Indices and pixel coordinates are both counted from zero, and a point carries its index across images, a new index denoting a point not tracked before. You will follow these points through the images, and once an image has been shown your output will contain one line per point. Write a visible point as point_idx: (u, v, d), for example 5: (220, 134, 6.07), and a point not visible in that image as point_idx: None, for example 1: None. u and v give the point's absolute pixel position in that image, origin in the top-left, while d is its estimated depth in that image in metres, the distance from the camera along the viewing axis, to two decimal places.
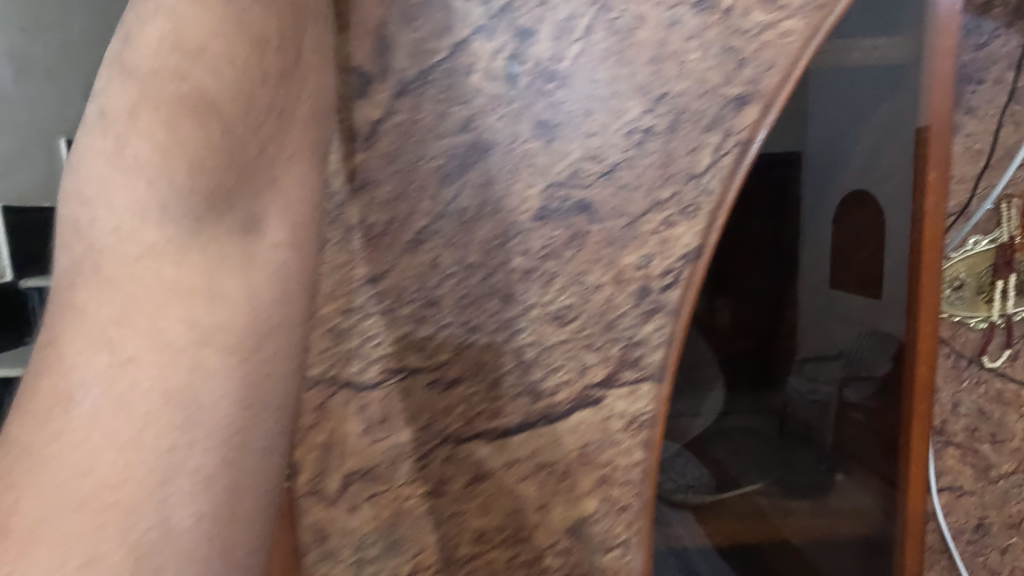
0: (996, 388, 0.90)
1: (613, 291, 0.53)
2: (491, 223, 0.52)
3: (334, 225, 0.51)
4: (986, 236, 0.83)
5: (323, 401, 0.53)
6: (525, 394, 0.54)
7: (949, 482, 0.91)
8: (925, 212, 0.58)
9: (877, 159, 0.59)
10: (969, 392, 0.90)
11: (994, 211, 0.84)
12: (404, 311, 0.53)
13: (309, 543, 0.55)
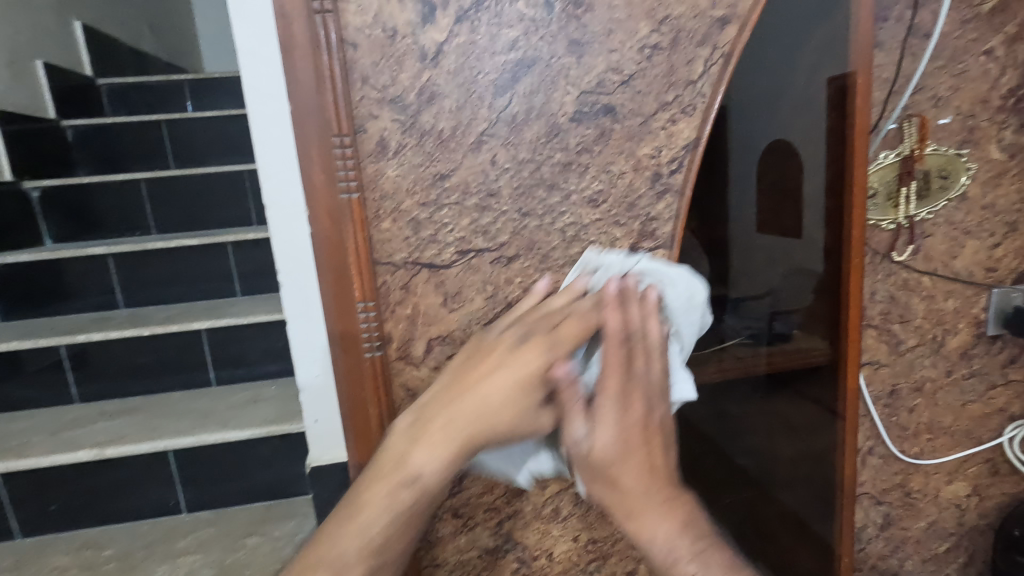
0: (903, 277, 1.09)
1: (633, 177, 0.67)
2: (537, 124, 0.64)
3: (410, 132, 0.62)
4: (894, 151, 1.03)
5: (409, 280, 0.66)
6: (569, 264, 0.68)
7: (884, 366, 1.13)
8: (857, 108, 0.73)
9: (824, 65, 0.74)
10: (883, 281, 1.09)
11: (898, 129, 1.02)
12: (471, 202, 0.65)
13: (402, 399, 0.69)
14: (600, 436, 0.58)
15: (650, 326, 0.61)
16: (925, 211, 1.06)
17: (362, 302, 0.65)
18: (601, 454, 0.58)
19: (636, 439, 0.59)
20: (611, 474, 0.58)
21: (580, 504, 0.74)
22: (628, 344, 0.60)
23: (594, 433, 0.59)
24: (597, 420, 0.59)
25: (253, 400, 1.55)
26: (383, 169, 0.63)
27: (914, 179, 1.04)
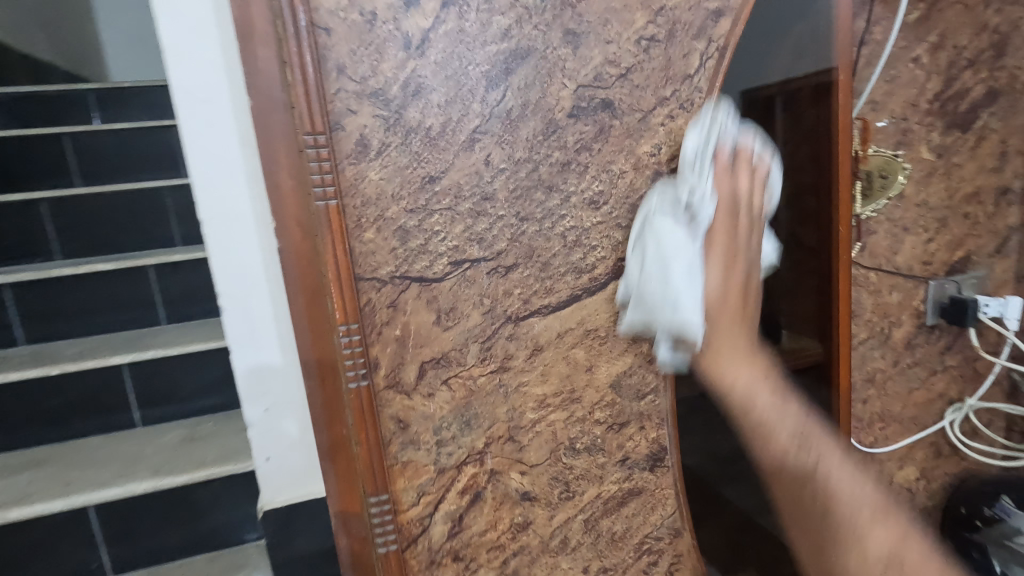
0: (862, 274, 1.12)
1: (634, 176, 0.63)
2: (533, 121, 0.59)
3: (394, 129, 0.55)
4: None
5: (397, 297, 0.58)
6: (570, 272, 0.63)
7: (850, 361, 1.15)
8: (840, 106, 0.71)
9: (804, 63, 0.69)
10: None
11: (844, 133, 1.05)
12: (464, 208, 0.58)
13: (392, 433, 0.60)
14: (712, 275, 0.60)
15: (758, 197, 0.63)
16: (871, 211, 1.09)
17: (345, 325, 0.57)
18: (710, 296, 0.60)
19: (738, 294, 0.61)
20: (747, 415, 0.56)
21: (590, 531, 0.69)
22: (743, 203, 0.62)
23: (708, 272, 0.60)
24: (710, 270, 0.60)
25: (187, 440, 1.38)
26: (364, 171, 0.55)
27: (859, 180, 1.06)
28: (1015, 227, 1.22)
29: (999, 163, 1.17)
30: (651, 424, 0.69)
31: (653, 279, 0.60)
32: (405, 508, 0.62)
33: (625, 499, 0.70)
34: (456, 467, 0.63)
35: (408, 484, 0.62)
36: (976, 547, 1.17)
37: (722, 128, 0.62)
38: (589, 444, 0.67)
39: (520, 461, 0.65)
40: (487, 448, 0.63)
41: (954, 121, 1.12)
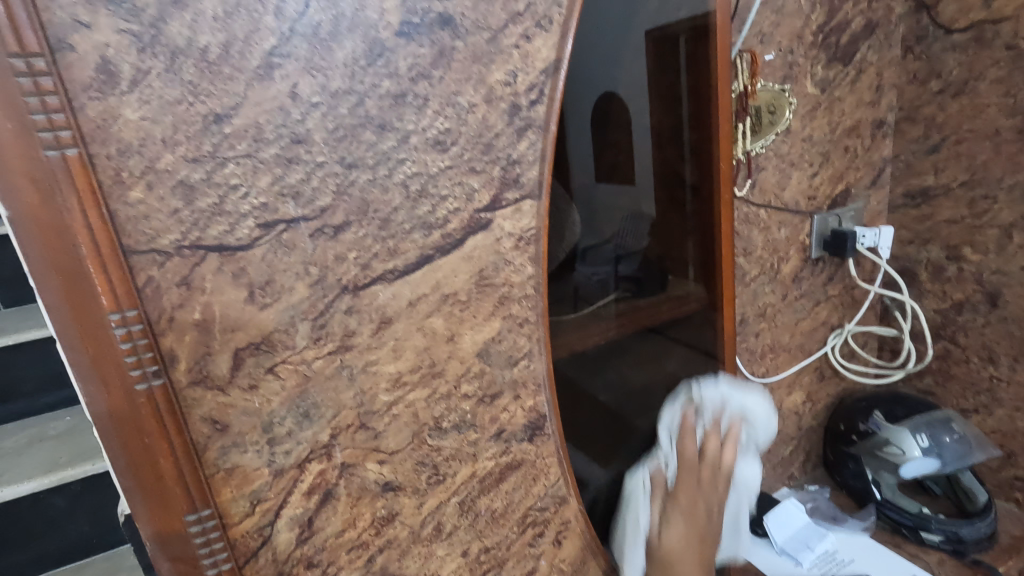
0: (755, 211, 1.10)
1: (486, 111, 0.53)
2: (351, 41, 0.47)
3: (152, 51, 0.41)
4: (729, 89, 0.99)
5: (188, 274, 0.46)
6: (419, 228, 0.53)
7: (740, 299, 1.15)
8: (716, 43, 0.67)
9: (671, 13, 0.69)
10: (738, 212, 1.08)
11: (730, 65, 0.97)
12: (269, 154, 0.46)
13: (206, 438, 0.49)
14: (676, 530, 0.72)
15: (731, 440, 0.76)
16: (760, 147, 1.04)
17: (117, 312, 0.44)
18: (668, 551, 0.71)
19: (697, 539, 0.72)
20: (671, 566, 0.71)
21: (466, 513, 0.63)
22: (727, 475, 0.75)
23: (666, 528, 0.72)
24: (671, 515, 0.72)
25: (33, 441, 1.14)
26: (116, 108, 0.41)
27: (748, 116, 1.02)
28: (888, 160, 1.24)
29: (876, 96, 1.17)
30: (527, 393, 0.63)
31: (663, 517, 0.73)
32: (236, 522, 0.52)
33: (503, 474, 0.64)
34: (298, 467, 0.53)
35: (236, 494, 0.52)
36: (852, 457, 1.25)
37: (694, 419, 0.75)
38: (458, 421, 0.60)
39: (376, 449, 0.56)
40: (334, 441, 0.54)
41: (837, 54, 1.09)
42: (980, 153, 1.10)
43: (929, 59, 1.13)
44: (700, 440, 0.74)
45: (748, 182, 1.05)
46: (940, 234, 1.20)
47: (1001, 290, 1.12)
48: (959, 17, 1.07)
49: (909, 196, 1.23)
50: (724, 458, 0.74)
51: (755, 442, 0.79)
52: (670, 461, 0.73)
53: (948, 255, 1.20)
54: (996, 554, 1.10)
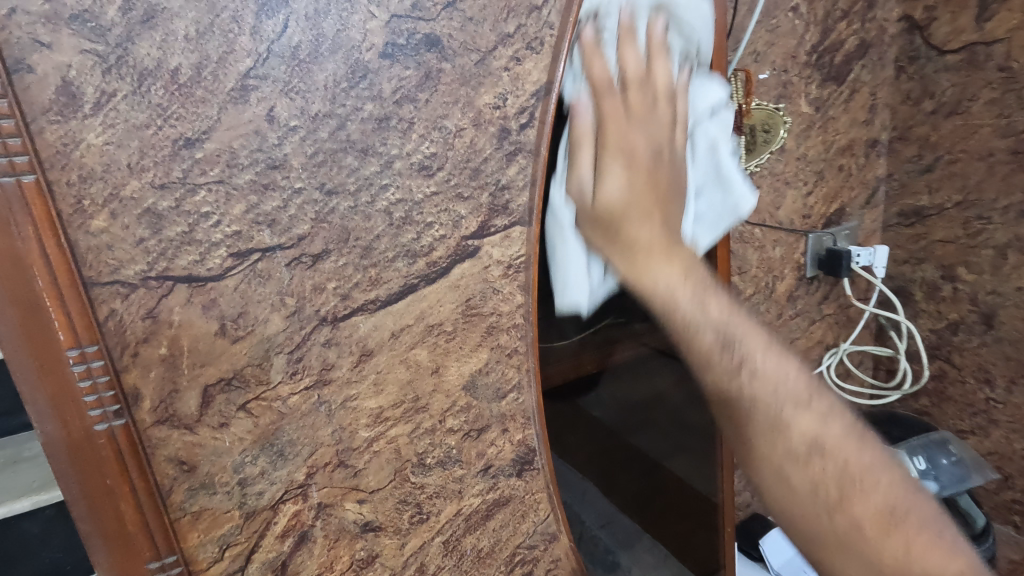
0: (749, 231, 1.08)
1: (474, 135, 0.51)
2: (332, 63, 0.45)
3: (118, 72, 0.39)
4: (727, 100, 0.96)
5: (154, 307, 0.43)
6: (402, 256, 0.51)
7: None
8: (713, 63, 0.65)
9: None
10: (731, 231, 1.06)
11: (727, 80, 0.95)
12: (243, 180, 0.44)
13: (172, 480, 0.46)
14: (612, 177, 0.57)
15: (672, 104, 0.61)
16: (755, 165, 1.03)
17: (76, 348, 0.41)
18: (610, 203, 0.57)
19: (645, 188, 0.58)
20: (611, 224, 0.58)
21: (451, 553, 0.60)
22: (666, 92, 0.60)
23: (605, 178, 0.57)
24: (608, 159, 0.57)
25: None
26: (78, 132, 0.39)
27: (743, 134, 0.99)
28: (882, 179, 1.23)
29: (869, 115, 1.17)
30: (516, 426, 0.60)
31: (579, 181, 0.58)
32: (203, 568, 0.49)
33: (490, 511, 0.61)
34: (271, 508, 0.50)
35: (204, 539, 0.48)
36: None
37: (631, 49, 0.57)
38: (443, 456, 0.57)
39: (355, 488, 0.53)
40: (310, 480, 0.51)
41: (831, 74, 1.08)
42: (975, 174, 1.09)
43: (921, 80, 1.13)
44: (617, 56, 0.57)
45: None
46: (935, 254, 1.19)
47: (998, 311, 1.11)
48: (953, 39, 1.07)
49: (903, 215, 1.22)
50: (654, 73, 0.58)
51: (693, 51, 0.62)
52: (587, 95, 0.56)
53: (943, 275, 1.19)
54: None
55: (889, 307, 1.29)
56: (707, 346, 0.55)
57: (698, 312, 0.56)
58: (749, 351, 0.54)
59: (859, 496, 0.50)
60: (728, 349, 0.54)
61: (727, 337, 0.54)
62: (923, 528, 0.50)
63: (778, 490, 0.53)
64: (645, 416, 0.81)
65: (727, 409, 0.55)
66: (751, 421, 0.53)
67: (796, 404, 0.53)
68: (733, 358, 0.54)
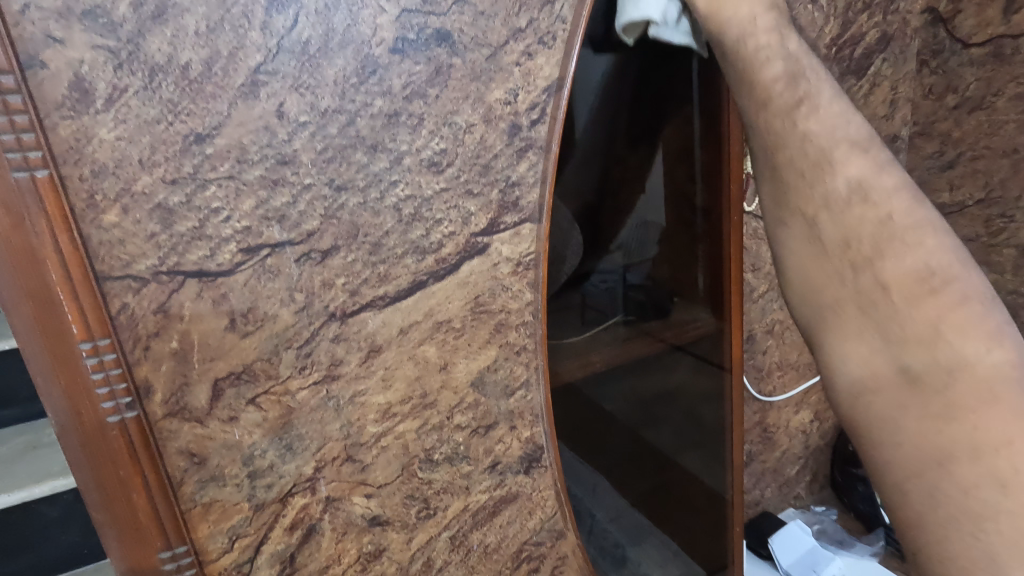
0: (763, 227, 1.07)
1: (484, 131, 0.51)
2: (342, 58, 0.45)
3: (129, 68, 0.39)
4: None
5: (166, 301, 0.43)
6: (411, 253, 0.50)
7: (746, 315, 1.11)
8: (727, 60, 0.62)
9: None
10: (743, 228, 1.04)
11: None
12: (253, 176, 0.44)
13: (182, 472, 0.47)
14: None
15: None
16: None
17: (88, 341, 0.41)
18: None
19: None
20: None
21: (458, 548, 0.60)
22: None
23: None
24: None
25: None
26: (90, 128, 0.39)
27: None
28: (902, 175, 1.21)
29: (890, 110, 1.14)
30: (524, 423, 0.60)
31: None
32: (212, 559, 0.50)
33: (497, 507, 0.61)
34: (280, 501, 0.51)
35: (213, 530, 0.49)
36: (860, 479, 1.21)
37: None
38: (450, 453, 0.57)
39: (363, 483, 0.54)
40: (318, 474, 0.52)
41: (851, 68, 1.06)
42: (998, 171, 1.07)
43: (945, 74, 1.10)
44: None
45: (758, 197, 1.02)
46: None
47: (1018, 311, 1.09)
48: (978, 32, 1.04)
49: None
50: None
51: None
52: None
53: None
54: None
55: None
56: (774, 85, 0.51)
57: (773, 41, 0.52)
58: (813, 91, 0.52)
59: (888, 260, 0.46)
60: (793, 83, 0.51)
61: (794, 73, 0.52)
62: (996, 370, 0.42)
63: (804, 250, 0.50)
64: (654, 411, 0.78)
65: (774, 159, 0.52)
66: (788, 154, 0.51)
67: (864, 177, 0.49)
68: (796, 94, 0.51)
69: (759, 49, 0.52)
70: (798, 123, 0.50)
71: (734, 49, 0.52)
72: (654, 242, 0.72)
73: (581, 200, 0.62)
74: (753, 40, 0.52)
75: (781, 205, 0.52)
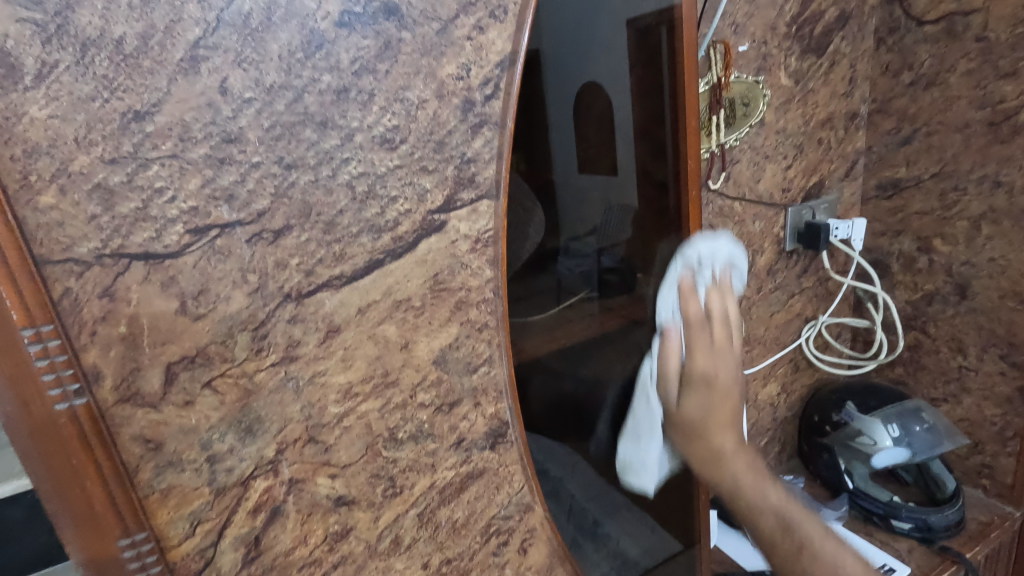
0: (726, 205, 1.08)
1: (437, 107, 0.50)
2: (286, 32, 0.44)
3: (59, 43, 0.38)
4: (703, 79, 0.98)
5: (111, 285, 0.42)
6: (366, 232, 0.50)
7: None
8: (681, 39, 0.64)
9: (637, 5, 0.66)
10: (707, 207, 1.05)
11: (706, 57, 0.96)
12: (197, 154, 0.43)
13: (138, 459, 0.46)
14: (694, 398, 0.71)
15: (723, 302, 0.71)
16: (735, 139, 1.03)
17: (30, 327, 0.40)
18: (687, 416, 0.71)
19: (727, 408, 0.70)
20: (704, 433, 0.69)
21: (426, 525, 0.60)
22: (723, 318, 0.71)
23: (686, 397, 0.71)
24: (692, 385, 0.71)
25: None
26: (19, 105, 0.38)
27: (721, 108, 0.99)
28: (862, 152, 1.24)
29: (849, 87, 1.16)
30: (488, 399, 0.60)
31: (641, 420, 0.75)
32: (175, 544, 0.49)
33: (464, 484, 0.61)
34: (242, 484, 0.50)
35: (174, 515, 0.49)
36: (825, 448, 1.23)
37: (692, 283, 0.71)
38: (415, 431, 0.57)
39: (327, 463, 0.54)
40: (280, 457, 0.51)
41: (811, 45, 1.08)
42: (951, 146, 1.10)
43: (901, 51, 1.12)
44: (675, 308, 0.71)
45: (722, 174, 1.03)
46: (912, 226, 1.20)
47: (971, 281, 1.13)
48: (931, 9, 1.07)
49: (881, 188, 1.23)
50: (716, 315, 0.71)
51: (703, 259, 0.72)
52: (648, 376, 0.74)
53: (919, 247, 1.20)
54: (964, 542, 1.12)
55: (867, 279, 1.31)
56: (770, 530, 0.65)
57: (757, 493, 0.67)
58: (810, 540, 0.64)
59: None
60: (789, 535, 0.65)
61: (784, 521, 0.65)
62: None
63: (789, 568, 0.63)
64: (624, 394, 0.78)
65: (743, 506, 0.68)
66: (753, 512, 0.67)
67: (832, 562, 0.62)
68: (795, 540, 0.64)
69: (702, 424, 0.70)
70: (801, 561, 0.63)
71: (732, 492, 0.68)
72: (628, 225, 0.75)
73: (539, 177, 0.62)
74: (742, 482, 0.67)
75: (743, 512, 0.68)
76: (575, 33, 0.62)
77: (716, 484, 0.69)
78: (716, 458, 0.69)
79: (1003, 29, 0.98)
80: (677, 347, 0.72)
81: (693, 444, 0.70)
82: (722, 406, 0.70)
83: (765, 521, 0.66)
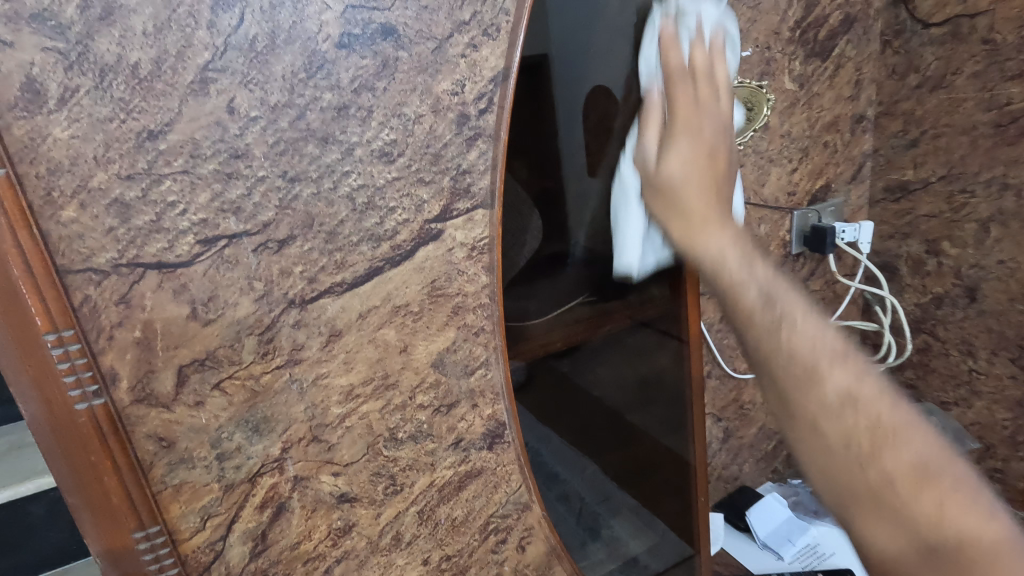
0: None
1: (433, 121, 0.53)
2: (290, 54, 0.46)
3: (80, 69, 0.41)
4: None
5: (127, 293, 0.45)
6: (367, 241, 0.53)
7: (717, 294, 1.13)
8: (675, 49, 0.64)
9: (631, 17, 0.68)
10: None
11: None
12: (207, 170, 0.46)
13: (152, 456, 0.49)
14: (678, 152, 0.64)
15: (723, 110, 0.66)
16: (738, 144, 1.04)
17: (53, 332, 0.43)
18: (670, 170, 0.64)
19: (705, 166, 0.64)
20: (671, 195, 0.64)
21: (426, 522, 0.63)
22: (709, 81, 0.65)
23: (670, 148, 0.64)
24: (675, 134, 0.64)
25: None
26: (43, 127, 0.41)
27: None
28: (869, 154, 1.24)
29: (855, 91, 1.17)
30: (485, 401, 0.62)
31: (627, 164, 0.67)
32: (186, 537, 0.52)
33: (462, 483, 0.64)
34: (249, 480, 0.53)
35: (185, 510, 0.51)
36: None
37: (674, 29, 0.63)
38: (414, 432, 0.60)
39: (330, 462, 0.56)
40: (285, 456, 0.54)
41: (815, 50, 1.09)
42: (958, 148, 1.10)
43: (907, 54, 1.13)
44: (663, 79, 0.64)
45: None
46: (920, 229, 1.20)
47: (980, 284, 1.12)
48: (937, 12, 1.07)
49: (889, 190, 1.23)
50: (699, 65, 0.65)
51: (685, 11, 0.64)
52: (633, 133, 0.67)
53: (927, 250, 1.20)
54: None
55: (874, 281, 1.31)
56: (750, 303, 0.54)
57: (745, 273, 0.57)
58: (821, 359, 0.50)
59: (824, 384, 0.49)
60: (770, 305, 0.54)
61: (768, 294, 0.55)
62: (962, 490, 0.43)
63: (886, 537, 0.44)
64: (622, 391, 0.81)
65: (787, 390, 0.50)
66: (780, 368, 0.51)
67: (834, 358, 0.50)
68: (775, 312, 0.53)
69: (670, 142, 0.64)
70: (771, 328, 0.52)
71: (711, 265, 0.60)
72: None
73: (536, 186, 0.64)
74: (727, 263, 0.59)
75: (756, 359, 0.53)
76: (569, 47, 0.62)
77: (792, 399, 0.50)
78: (692, 237, 0.62)
79: (1009, 30, 0.99)
80: (672, 42, 0.63)
81: (677, 218, 0.64)
82: (694, 160, 0.64)
83: (787, 363, 0.50)
